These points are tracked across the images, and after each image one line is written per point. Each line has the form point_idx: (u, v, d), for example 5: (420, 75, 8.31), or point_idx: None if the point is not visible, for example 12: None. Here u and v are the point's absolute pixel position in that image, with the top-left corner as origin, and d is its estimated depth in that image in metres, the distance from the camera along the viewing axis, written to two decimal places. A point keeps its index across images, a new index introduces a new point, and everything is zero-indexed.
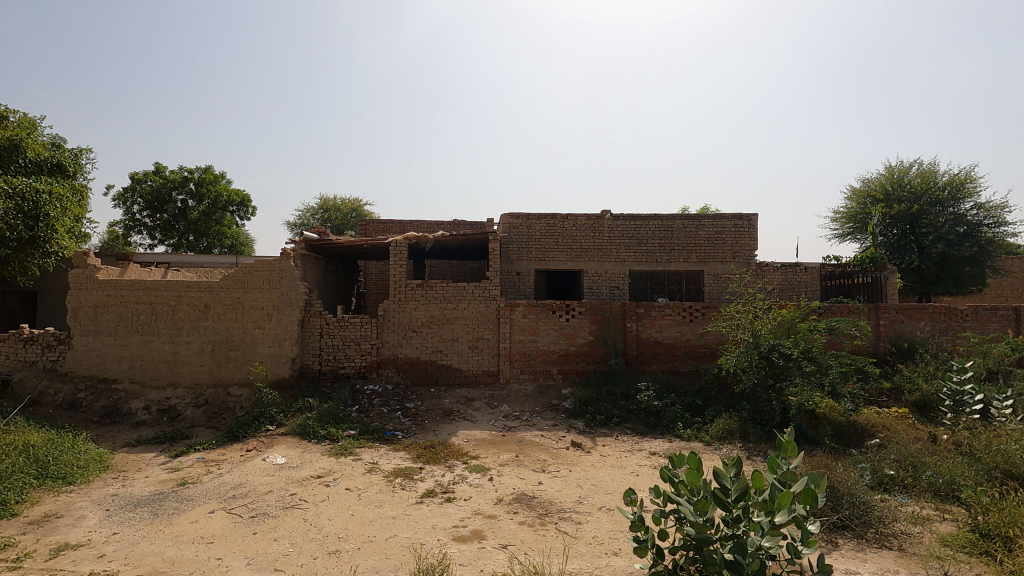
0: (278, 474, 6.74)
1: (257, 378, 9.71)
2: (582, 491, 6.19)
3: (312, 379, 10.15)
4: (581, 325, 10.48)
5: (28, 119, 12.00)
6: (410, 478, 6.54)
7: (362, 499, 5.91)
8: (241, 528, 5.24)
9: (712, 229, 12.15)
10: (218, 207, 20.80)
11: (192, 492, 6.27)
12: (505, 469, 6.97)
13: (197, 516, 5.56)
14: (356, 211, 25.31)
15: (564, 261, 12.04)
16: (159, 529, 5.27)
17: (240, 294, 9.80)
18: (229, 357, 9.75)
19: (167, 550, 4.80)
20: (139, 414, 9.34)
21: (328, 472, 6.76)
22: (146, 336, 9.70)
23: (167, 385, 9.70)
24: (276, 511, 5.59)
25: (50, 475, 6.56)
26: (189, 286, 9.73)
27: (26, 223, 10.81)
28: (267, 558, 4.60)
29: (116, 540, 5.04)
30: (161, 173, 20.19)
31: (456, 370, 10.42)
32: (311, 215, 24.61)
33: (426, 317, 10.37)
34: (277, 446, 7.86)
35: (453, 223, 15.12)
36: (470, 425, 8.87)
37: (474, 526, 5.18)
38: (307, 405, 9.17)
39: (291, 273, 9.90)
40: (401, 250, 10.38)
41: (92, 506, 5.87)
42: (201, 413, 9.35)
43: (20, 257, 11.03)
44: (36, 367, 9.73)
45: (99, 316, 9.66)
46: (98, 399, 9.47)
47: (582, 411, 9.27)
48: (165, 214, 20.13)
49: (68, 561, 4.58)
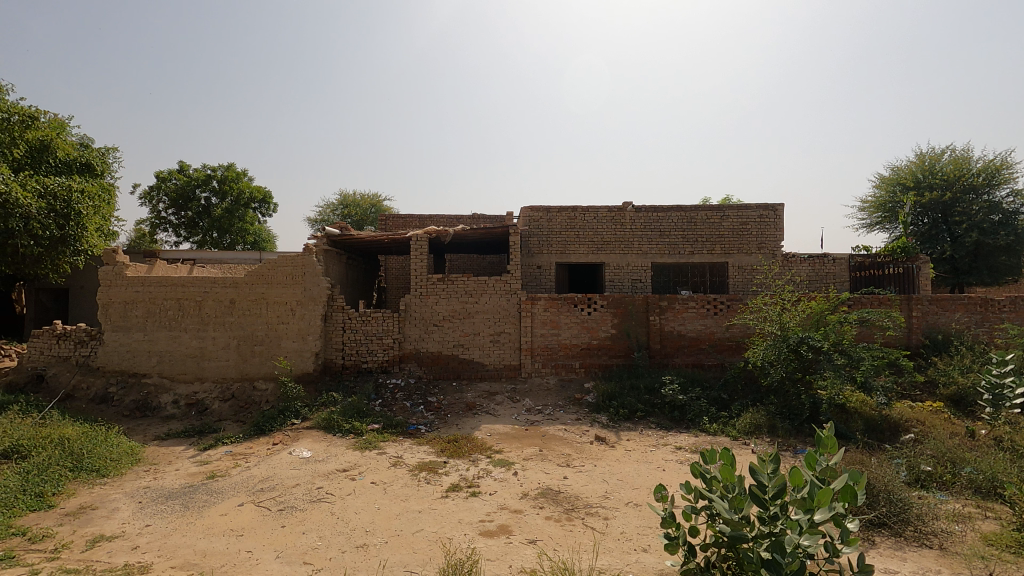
0: (305, 467, 6.80)
1: (282, 373, 9.81)
2: (608, 486, 6.11)
3: (336, 373, 10.29)
4: (603, 318, 10.38)
5: (57, 119, 12.29)
6: (434, 472, 6.54)
7: (387, 493, 5.92)
8: (271, 521, 5.28)
9: (736, 220, 11.90)
10: (240, 204, 21.11)
11: (222, 484, 6.36)
12: (530, 463, 6.92)
13: (227, 508, 5.63)
14: (376, 206, 25.44)
15: (585, 254, 11.92)
16: (190, 522, 5.33)
17: (265, 290, 9.88)
18: (255, 352, 9.87)
19: (199, 543, 4.85)
20: (168, 408, 9.52)
21: (353, 466, 6.80)
22: (174, 332, 9.86)
23: (194, 379, 9.85)
24: (304, 505, 5.64)
25: (85, 468, 6.71)
26: (215, 282, 9.85)
27: (57, 222, 11.11)
28: (296, 552, 4.62)
29: (150, 531, 5.13)
30: (184, 171, 20.52)
31: (478, 364, 10.39)
32: (331, 211, 24.92)
33: (448, 310, 10.37)
34: (302, 440, 7.93)
35: (473, 217, 15.10)
36: (492, 419, 8.85)
37: (501, 521, 5.15)
38: (330, 399, 9.25)
39: (315, 268, 9.97)
40: (422, 245, 10.39)
41: (126, 498, 5.99)
42: (228, 407, 9.50)
43: (52, 255, 11.29)
44: (70, 362, 9.99)
45: (129, 312, 9.85)
46: (129, 393, 9.68)
47: (605, 405, 9.18)
48: (189, 212, 20.45)
49: (104, 553, 4.67)
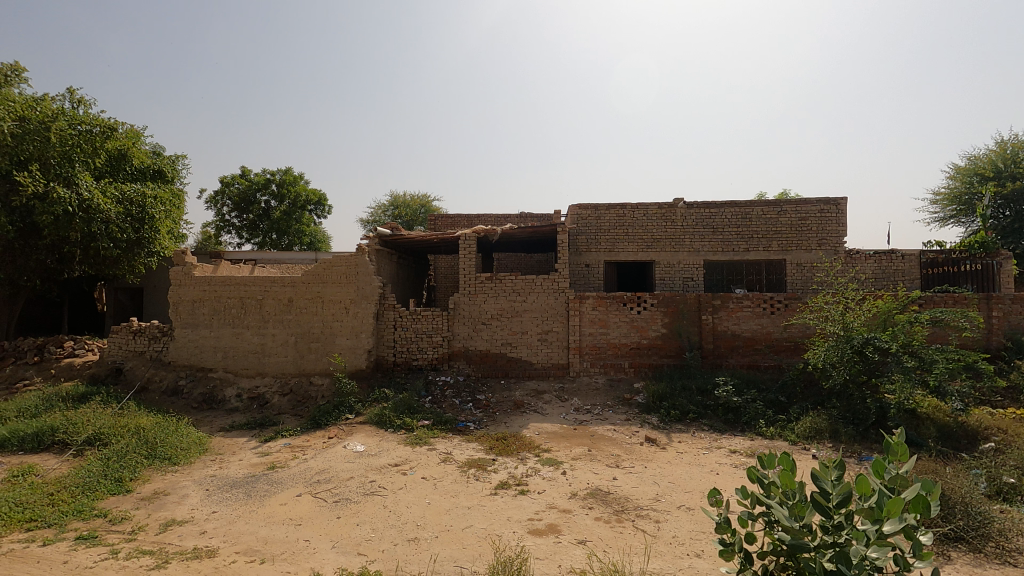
0: (358, 461, 7.00)
1: (337, 369, 10.14)
2: (659, 489, 5.99)
3: (388, 370, 10.54)
4: (653, 317, 10.18)
5: (133, 130, 13.15)
6: (483, 469, 6.60)
7: (437, 488, 6.02)
8: (327, 512, 5.47)
9: (795, 215, 11.40)
10: (297, 206, 21.97)
11: (281, 475, 6.64)
12: (578, 463, 6.87)
13: (286, 498, 5.87)
14: (425, 207, 25.90)
15: (634, 252, 11.72)
16: (252, 510, 5.60)
17: (320, 288, 10.23)
18: (311, 349, 10.24)
19: (260, 530, 5.08)
20: (232, 401, 10.02)
21: (404, 461, 6.95)
22: (237, 329, 10.36)
23: (256, 374, 10.32)
24: (357, 498, 5.81)
25: (159, 456, 7.16)
26: (274, 281, 10.28)
27: (133, 225, 11.89)
28: (351, 542, 4.76)
29: (216, 518, 5.42)
30: (246, 176, 21.53)
31: (526, 363, 10.40)
32: (383, 212, 25.57)
33: (496, 309, 10.44)
34: (356, 434, 8.18)
35: (521, 216, 15.13)
36: (540, 418, 8.84)
37: (550, 520, 5.14)
38: (382, 395, 9.49)
39: (367, 267, 10.24)
40: (470, 244, 10.49)
41: (194, 486, 6.35)
42: (286, 401, 9.91)
43: (129, 257, 12.11)
44: (144, 357, 10.67)
45: (196, 310, 10.42)
46: (197, 386, 10.25)
47: (655, 406, 9.00)
48: (251, 214, 21.45)
49: (176, 536, 4.96)
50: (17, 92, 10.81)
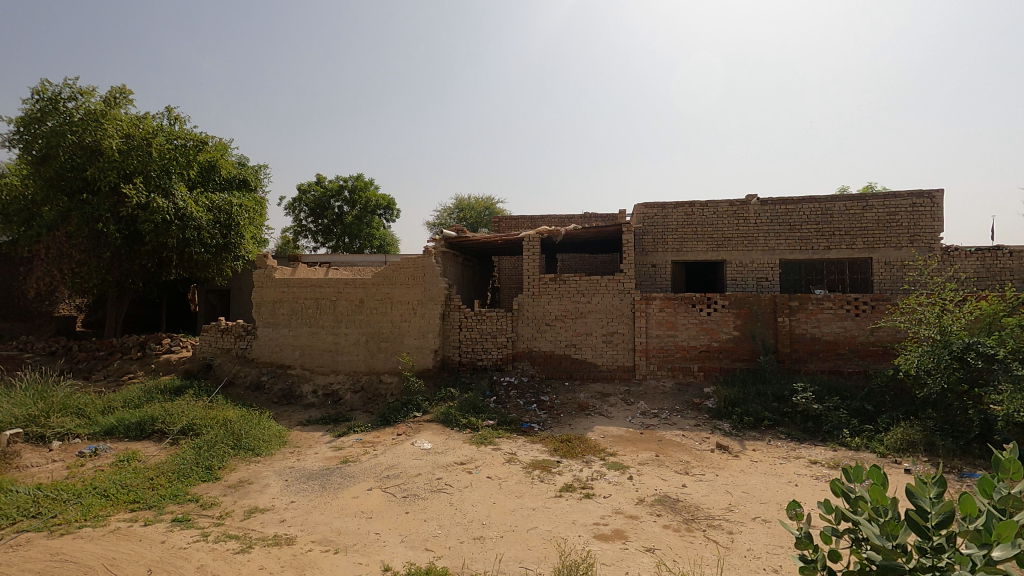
0: (426, 458, 7.17)
1: (406, 368, 10.44)
2: (731, 498, 5.73)
3: (453, 370, 10.73)
4: (724, 319, 9.78)
5: (222, 143, 14.15)
6: (548, 471, 6.57)
7: (502, 488, 6.06)
8: (396, 507, 5.63)
9: (882, 210, 10.60)
10: (368, 211, 22.86)
11: (353, 469, 6.91)
12: (646, 468, 6.70)
13: (358, 492, 6.10)
14: (490, 209, 26.21)
15: (704, 252, 11.31)
16: (327, 501, 5.86)
17: (389, 290, 10.58)
18: (381, 348, 10.60)
19: (334, 522, 5.30)
20: (309, 396, 10.54)
21: (469, 460, 7.04)
22: (313, 328, 10.90)
23: (330, 371, 10.81)
24: (425, 494, 5.94)
25: (243, 447, 7.65)
26: (347, 283, 10.73)
27: (221, 231, 12.79)
28: (419, 538, 4.88)
29: (294, 507, 5.71)
30: (321, 183, 22.64)
31: (590, 365, 10.27)
32: (448, 215, 26.13)
33: (560, 310, 10.38)
34: (423, 432, 8.38)
35: (585, 216, 14.99)
36: (605, 421, 8.70)
37: (616, 525, 5.04)
38: (448, 394, 9.67)
39: (433, 269, 10.48)
40: (534, 245, 10.50)
41: (275, 476, 6.73)
42: (358, 398, 10.32)
43: (218, 261, 13.03)
44: (231, 353, 11.44)
45: (277, 310, 11.06)
46: (277, 381, 10.87)
47: (727, 412, 8.62)
48: (326, 219, 22.54)
49: (258, 523, 5.27)
50: (123, 112, 11.96)
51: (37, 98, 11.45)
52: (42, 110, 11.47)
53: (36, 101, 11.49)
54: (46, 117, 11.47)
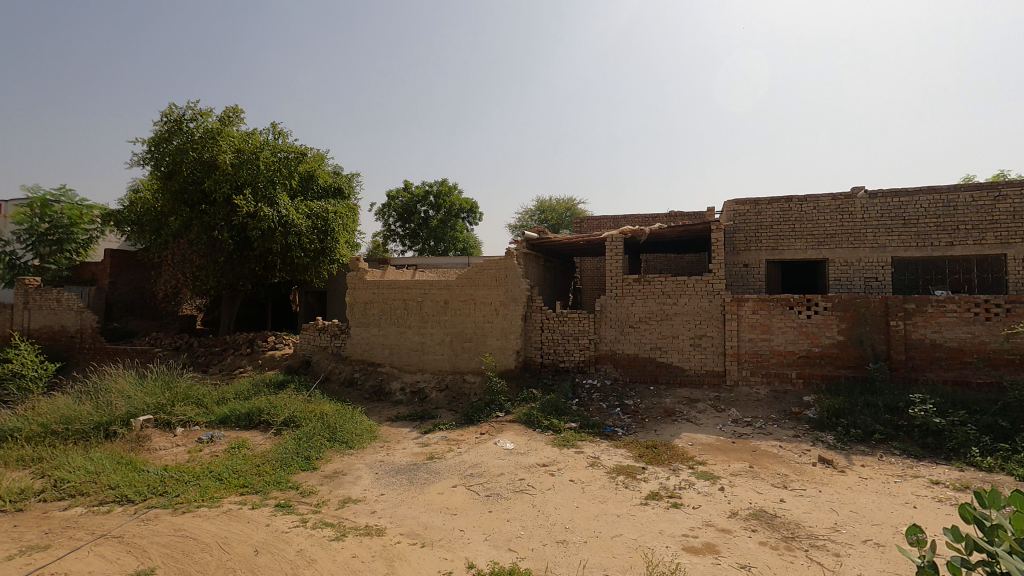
0: (508, 458, 7.21)
1: (488, 368, 10.59)
2: (837, 517, 5.27)
3: (535, 371, 10.73)
4: (827, 322, 9.05)
5: (319, 153, 15.11)
6: (633, 477, 6.38)
7: (585, 492, 5.96)
8: (480, 505, 5.70)
9: (1019, 200, 9.36)
10: (452, 214, 23.51)
11: (439, 465, 7.09)
12: (738, 479, 6.33)
13: (443, 488, 6.25)
14: (571, 210, 26.08)
15: (802, 250, 10.54)
16: (414, 496, 6.05)
17: (473, 291, 10.79)
18: (465, 348, 10.83)
19: (421, 516, 5.46)
20: (397, 393, 10.98)
21: (552, 462, 7.00)
22: (401, 328, 11.34)
23: (417, 369, 11.20)
24: (508, 494, 5.98)
25: (338, 439, 8.09)
26: (432, 285, 11.07)
27: (319, 237, 13.65)
28: (502, 537, 4.90)
29: (384, 500, 5.96)
30: (409, 189, 23.58)
31: (677, 369, 9.89)
32: (529, 217, 26.29)
33: (644, 312, 10.09)
34: (506, 432, 8.45)
35: (670, 215, 14.50)
36: (693, 428, 8.33)
37: (706, 538, 4.79)
38: (530, 395, 9.70)
39: (515, 270, 10.55)
40: (617, 245, 10.29)
41: (366, 468, 7.06)
42: (443, 396, 10.61)
43: (316, 264, 13.92)
44: (327, 351, 12.18)
45: (368, 310, 11.63)
46: (368, 378, 11.42)
47: (831, 423, 7.95)
48: (413, 224, 23.46)
49: (352, 513, 5.55)
50: (235, 129, 13.10)
51: (165, 120, 12.85)
52: (168, 131, 12.86)
53: (164, 123, 12.90)
54: (172, 136, 12.84)
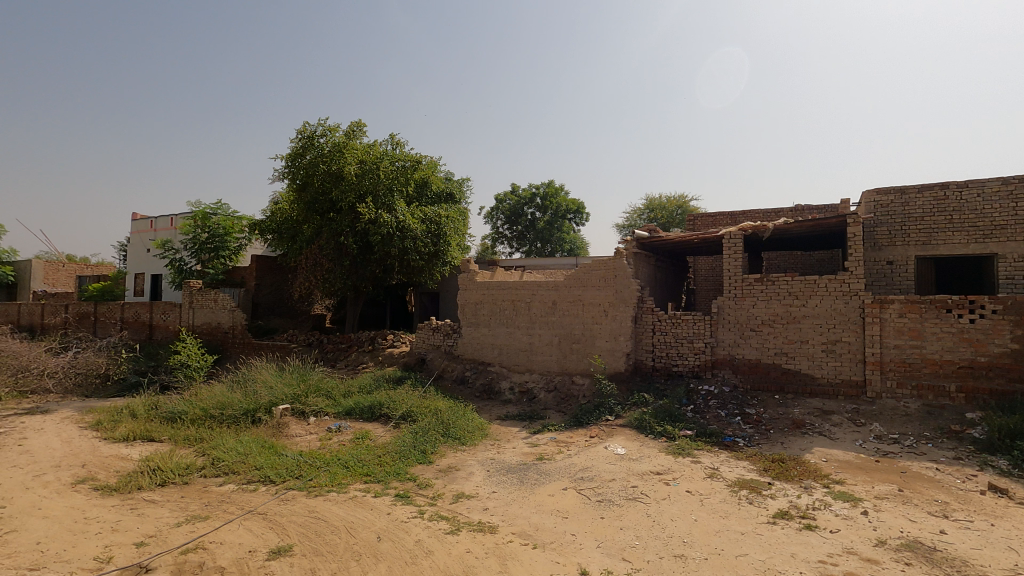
0: (620, 464, 7.01)
1: (597, 370, 10.40)
2: (1018, 557, 4.46)
3: (647, 375, 10.35)
4: (997, 328, 7.77)
5: (433, 160, 15.83)
6: (758, 493, 5.90)
7: (704, 505, 5.60)
8: (591, 510, 5.58)
9: None
10: (559, 216, 23.53)
11: (549, 467, 7.07)
12: (886, 504, 5.60)
13: (554, 490, 6.21)
14: (682, 207, 24.97)
15: (963, 244, 9.16)
16: (525, 496, 6.07)
17: (581, 292, 10.68)
18: (574, 349, 10.74)
19: (532, 516, 5.46)
20: (506, 393, 11.15)
21: (667, 470, 6.68)
22: (510, 328, 11.51)
23: (525, 370, 11.30)
24: (620, 501, 5.79)
25: (451, 435, 8.37)
26: (540, 285, 11.12)
27: (432, 240, 14.29)
28: (616, 546, 4.75)
29: (496, 497, 6.04)
30: (516, 192, 23.97)
31: (806, 377, 9.03)
32: (638, 216, 25.57)
33: (768, 315, 9.35)
34: (616, 436, 8.24)
35: (796, 208, 13.33)
36: (828, 443, 7.54)
37: (848, 567, 4.28)
38: (642, 400, 9.37)
39: (625, 270, 10.27)
40: (736, 242, 9.64)
41: (478, 465, 7.22)
42: (552, 397, 10.59)
43: (430, 267, 14.57)
44: (440, 350, 12.69)
45: (478, 311, 11.95)
46: (479, 377, 11.72)
47: (1004, 446, 6.79)
48: (520, 226, 23.81)
49: (465, 508, 5.69)
50: (359, 142, 14.10)
51: (300, 137, 14.17)
52: (303, 147, 14.16)
53: (299, 140, 14.23)
54: (305, 151, 14.12)
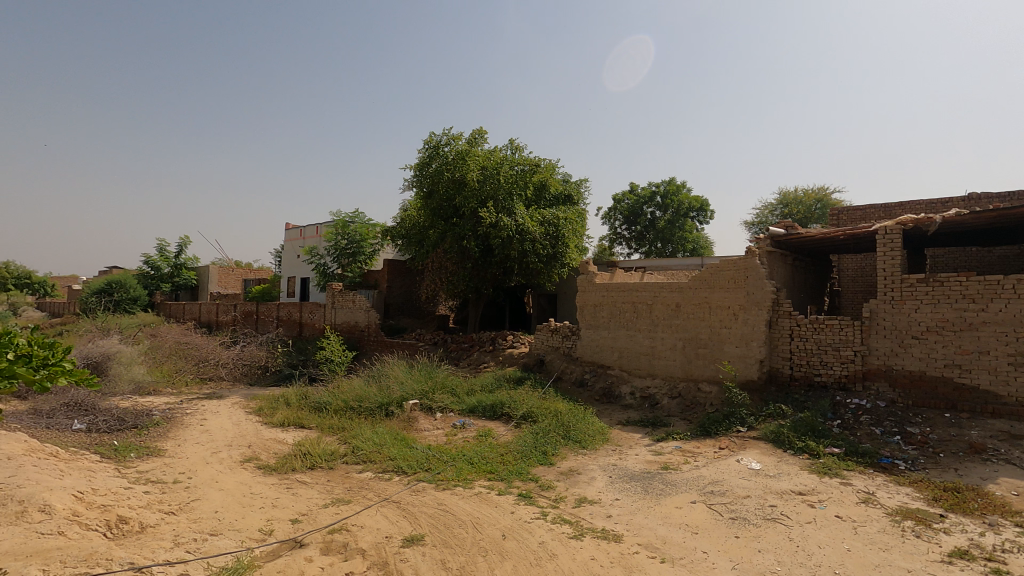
0: (755, 480, 6.48)
1: (727, 377, 9.73)
2: None
3: (783, 385, 9.49)
4: None
5: (551, 163, 15.95)
6: (928, 525, 5.12)
7: (859, 534, 4.98)
8: (724, 528, 5.22)
9: None
10: (680, 214, 22.52)
11: (675, 477, 6.74)
12: None
13: (681, 502, 5.90)
14: (822, 200, 22.67)
15: None
16: (651, 506, 5.83)
17: (707, 293, 10.09)
18: (699, 354, 10.17)
19: (659, 528, 5.23)
20: (627, 397, 10.85)
21: (811, 491, 6.06)
22: (631, 331, 11.19)
23: (647, 375, 10.92)
24: (757, 520, 5.35)
25: (572, 437, 8.32)
26: (663, 287, 10.70)
27: (551, 242, 14.36)
28: (754, 569, 4.38)
29: (619, 505, 5.88)
30: (635, 191, 23.35)
31: (987, 394, 7.70)
32: (770, 212, 23.68)
33: (935, 320, 8.13)
34: (750, 450, 7.65)
35: (969, 197, 11.48)
36: (1019, 473, 6.35)
37: None
38: (778, 411, 8.62)
39: (757, 271, 9.52)
40: (892, 238, 8.53)
41: (600, 471, 7.08)
42: (676, 404, 10.11)
43: (548, 269, 14.65)
44: (559, 351, 12.69)
45: (597, 313, 11.79)
46: (598, 380, 11.53)
47: None
48: (639, 226, 23.16)
49: (588, 513, 5.60)
50: (480, 149, 14.62)
51: (427, 147, 15.02)
52: (429, 156, 15.00)
53: (426, 150, 15.09)
54: (431, 161, 14.93)
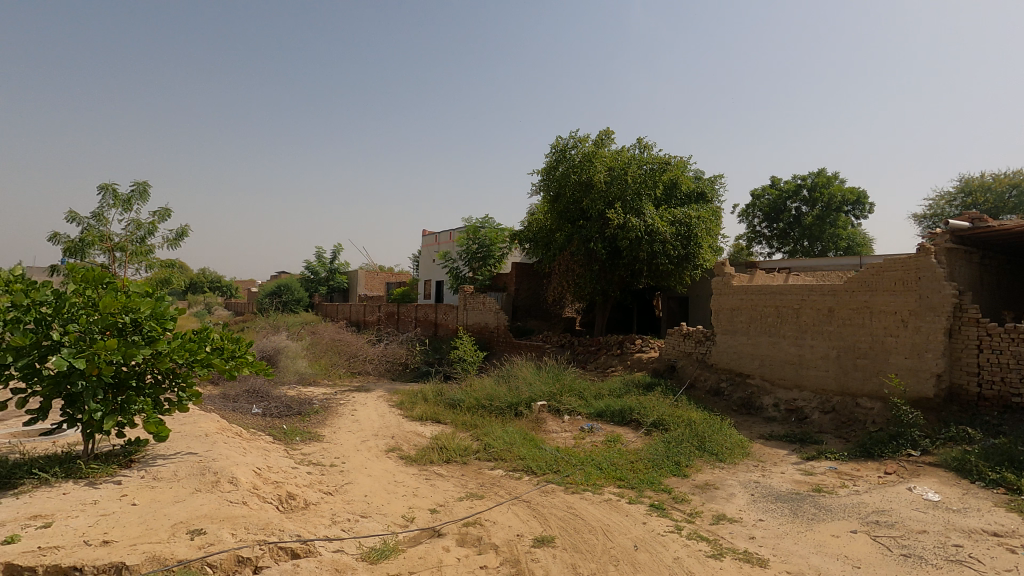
0: (932, 513, 5.59)
1: (894, 393, 8.51)
2: None
3: (969, 405, 8.08)
4: None
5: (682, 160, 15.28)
6: None
7: None
8: (894, 565, 4.57)
9: None
10: (832, 208, 20.28)
11: (830, 502, 6.05)
12: None
13: (839, 531, 5.27)
14: (1019, 186, 19.04)
15: None
16: (801, 531, 5.29)
17: (868, 297, 8.97)
18: (858, 365, 9.06)
19: (811, 557, 4.72)
20: (770, 409, 9.99)
21: (1010, 532, 5.08)
22: (774, 338, 10.30)
23: (794, 386, 9.96)
24: (937, 561, 4.60)
25: (707, 449, 7.84)
26: (812, 290, 9.71)
27: (682, 243, 13.73)
28: None
29: (764, 527, 5.42)
30: (777, 185, 21.50)
31: None
32: (947, 203, 20.42)
33: None
34: (925, 478, 6.62)
35: None
36: None
37: None
38: (963, 435, 7.40)
39: (933, 271, 8.23)
40: None
41: (740, 487, 6.59)
42: (829, 420, 9.09)
43: (680, 271, 14.01)
44: (692, 358, 12.04)
45: (735, 317, 11.03)
46: (736, 390, 10.76)
47: None
48: (781, 223, 21.28)
49: (728, 532, 5.23)
50: (608, 149, 14.43)
51: (554, 151, 15.18)
52: (556, 160, 15.14)
53: (553, 154, 15.26)
54: (558, 164, 15.05)
